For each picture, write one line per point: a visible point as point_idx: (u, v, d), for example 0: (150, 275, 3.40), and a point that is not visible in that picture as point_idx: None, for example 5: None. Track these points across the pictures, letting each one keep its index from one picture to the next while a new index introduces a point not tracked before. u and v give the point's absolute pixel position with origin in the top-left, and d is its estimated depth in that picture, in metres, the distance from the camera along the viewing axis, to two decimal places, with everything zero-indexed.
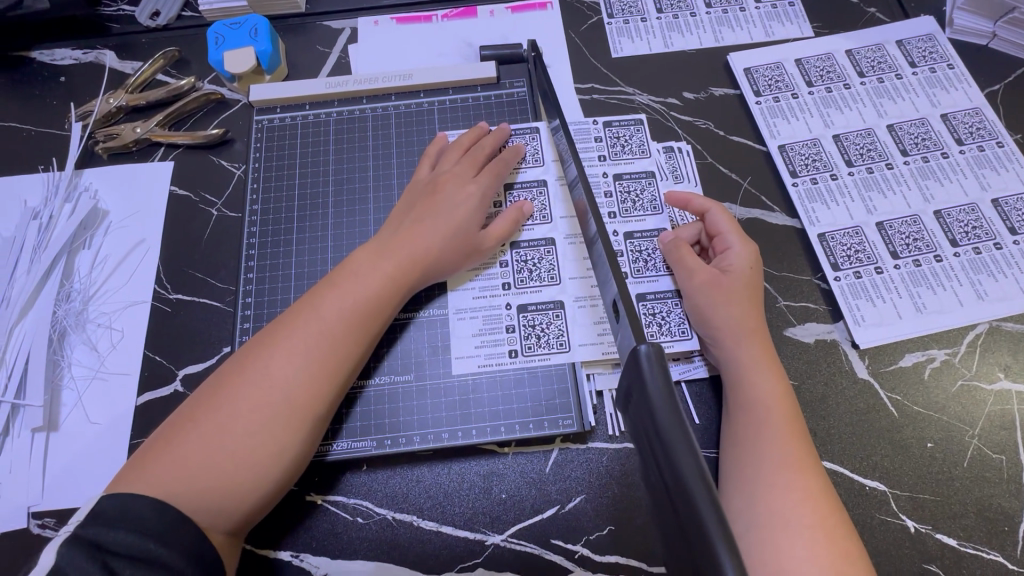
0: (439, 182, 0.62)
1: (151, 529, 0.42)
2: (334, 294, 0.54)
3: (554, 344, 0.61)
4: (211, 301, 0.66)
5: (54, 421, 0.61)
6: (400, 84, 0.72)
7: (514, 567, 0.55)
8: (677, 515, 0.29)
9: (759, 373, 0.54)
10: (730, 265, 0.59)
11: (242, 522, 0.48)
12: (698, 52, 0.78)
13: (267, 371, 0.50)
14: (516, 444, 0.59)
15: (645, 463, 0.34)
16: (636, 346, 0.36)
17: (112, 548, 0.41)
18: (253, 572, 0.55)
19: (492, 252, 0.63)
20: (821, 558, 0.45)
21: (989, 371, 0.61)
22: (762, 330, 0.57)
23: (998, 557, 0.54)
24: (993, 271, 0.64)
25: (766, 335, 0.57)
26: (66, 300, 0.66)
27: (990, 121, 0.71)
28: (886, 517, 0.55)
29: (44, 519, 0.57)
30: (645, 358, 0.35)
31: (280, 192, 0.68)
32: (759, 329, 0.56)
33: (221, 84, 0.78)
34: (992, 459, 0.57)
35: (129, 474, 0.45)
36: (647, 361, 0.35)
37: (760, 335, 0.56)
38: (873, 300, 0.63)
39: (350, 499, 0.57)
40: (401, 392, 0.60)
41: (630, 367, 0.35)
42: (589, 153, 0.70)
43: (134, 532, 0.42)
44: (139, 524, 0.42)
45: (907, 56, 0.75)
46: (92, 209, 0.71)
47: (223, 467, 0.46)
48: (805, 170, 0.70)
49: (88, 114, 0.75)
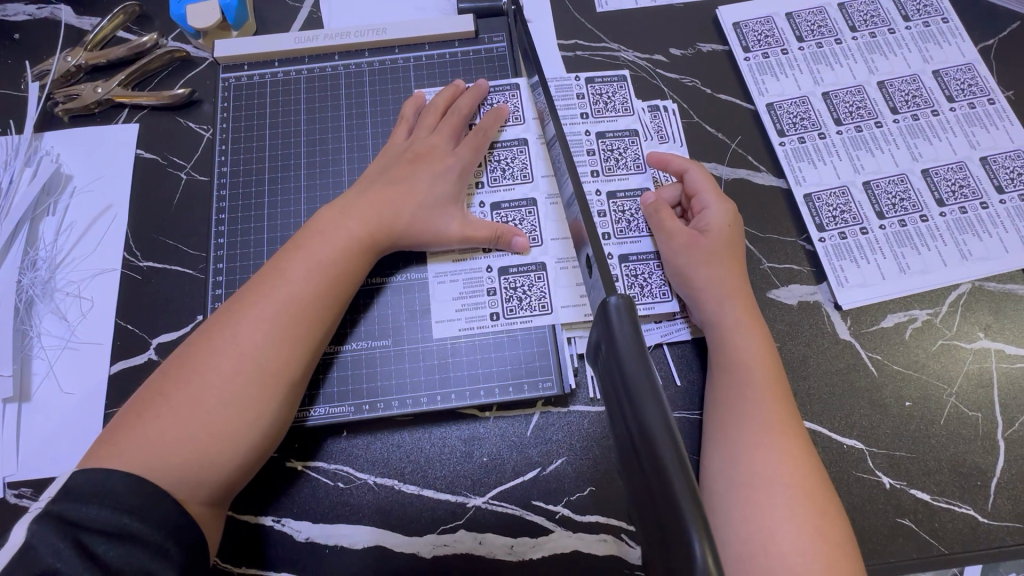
0: (417, 152, 0.60)
1: (126, 503, 0.41)
2: (301, 256, 0.52)
3: (535, 307, 0.60)
4: (183, 268, 0.64)
5: (26, 391, 0.60)
6: (374, 40, 0.68)
7: (496, 528, 0.55)
8: (644, 475, 0.29)
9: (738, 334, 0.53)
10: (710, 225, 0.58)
11: (222, 492, 0.47)
12: (686, 6, 0.75)
13: (237, 339, 0.48)
14: (498, 408, 0.59)
15: (613, 416, 0.34)
16: (605, 298, 0.36)
17: (87, 523, 0.40)
18: (236, 538, 0.55)
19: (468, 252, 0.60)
20: (800, 516, 0.45)
21: (970, 330, 0.61)
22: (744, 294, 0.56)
23: (969, 510, 0.55)
24: (978, 231, 0.63)
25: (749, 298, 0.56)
26: (31, 269, 0.64)
27: (983, 77, 0.69)
28: (862, 474, 0.56)
29: (21, 489, 0.57)
30: (615, 309, 0.34)
31: (250, 154, 0.65)
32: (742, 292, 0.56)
33: (186, 40, 0.74)
34: (969, 416, 0.58)
35: (100, 452, 0.44)
36: (616, 313, 0.35)
37: (741, 298, 0.55)
38: (857, 261, 0.62)
39: (331, 464, 0.57)
40: (379, 356, 0.59)
41: (600, 320, 0.35)
42: (571, 110, 0.68)
43: (109, 508, 0.41)
44: (115, 499, 0.41)
45: (901, 9, 0.73)
46: (55, 174, 0.68)
47: (200, 438, 0.45)
48: (793, 129, 0.68)
49: (45, 73, 0.71)
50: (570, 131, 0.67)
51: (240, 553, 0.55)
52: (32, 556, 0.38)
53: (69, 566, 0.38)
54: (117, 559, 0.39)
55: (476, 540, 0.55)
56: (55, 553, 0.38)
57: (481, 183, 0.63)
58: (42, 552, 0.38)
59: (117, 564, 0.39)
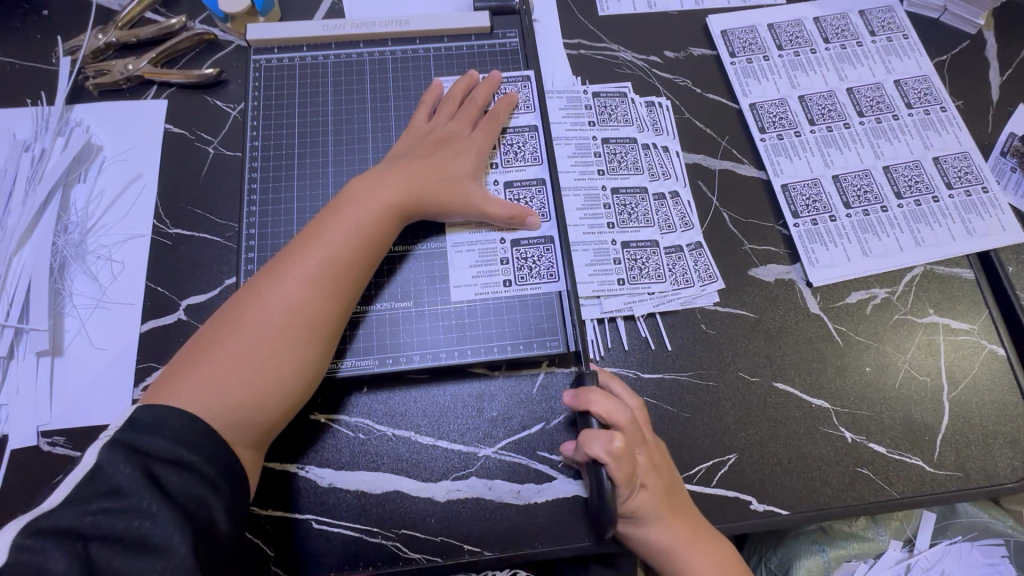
0: (438, 136, 0.66)
1: (183, 437, 0.47)
2: (337, 223, 0.58)
3: (544, 275, 0.66)
4: (211, 236, 0.68)
5: (58, 346, 0.64)
6: (397, 30, 0.74)
7: (504, 476, 0.61)
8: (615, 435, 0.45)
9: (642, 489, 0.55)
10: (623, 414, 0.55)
11: (262, 434, 0.53)
12: (679, 14, 0.82)
13: (283, 295, 0.54)
14: (507, 367, 0.64)
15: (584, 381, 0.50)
16: None
17: (151, 452, 0.46)
18: (265, 484, 0.59)
19: (489, 226, 0.67)
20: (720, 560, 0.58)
21: (922, 307, 0.69)
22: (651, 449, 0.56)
23: (918, 461, 0.63)
24: (930, 221, 0.72)
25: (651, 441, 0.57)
26: (64, 232, 0.67)
27: (937, 88, 0.78)
28: (828, 430, 0.64)
29: (54, 437, 0.60)
30: None
31: (280, 131, 0.70)
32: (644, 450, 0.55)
33: (214, 24, 0.78)
34: (919, 380, 0.66)
35: (161, 392, 0.50)
36: None
37: (645, 456, 0.55)
38: (827, 245, 0.70)
39: (352, 417, 0.62)
40: (401, 316, 0.64)
41: None
42: (579, 119, 0.74)
43: (170, 440, 0.47)
44: (174, 433, 0.47)
45: (868, 25, 0.81)
46: (85, 144, 0.71)
47: (253, 384, 0.51)
48: (773, 127, 0.76)
49: (76, 49, 0.75)
50: (578, 135, 0.73)
51: (268, 498, 0.59)
52: (101, 475, 0.44)
53: (134, 486, 0.43)
54: (176, 482, 0.45)
55: (485, 486, 0.60)
56: (122, 473, 0.44)
57: (496, 164, 0.69)
58: (111, 473, 0.44)
59: (175, 488, 0.45)
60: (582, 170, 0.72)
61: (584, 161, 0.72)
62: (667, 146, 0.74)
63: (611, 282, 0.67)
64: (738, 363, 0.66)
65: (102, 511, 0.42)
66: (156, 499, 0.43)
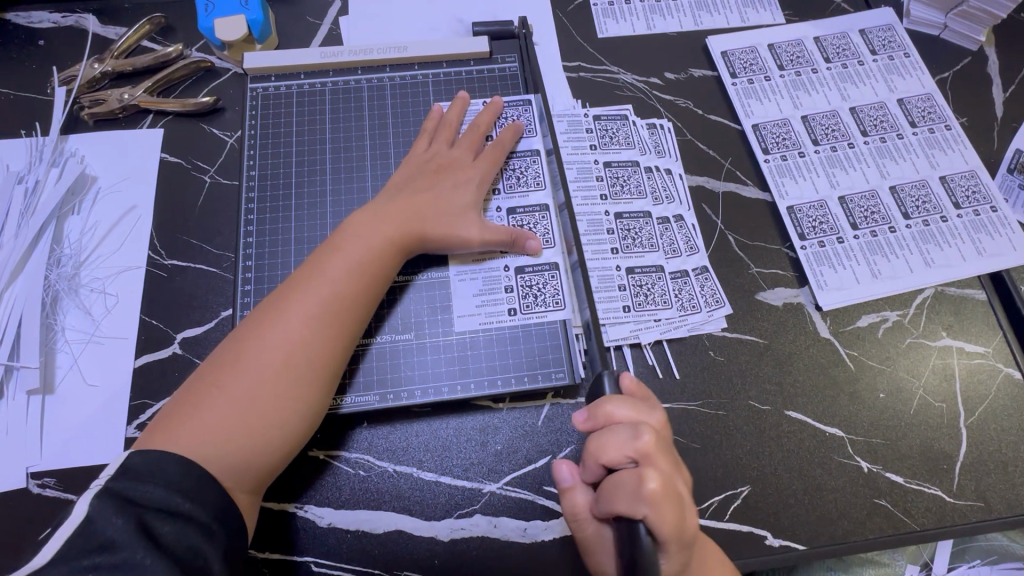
0: (439, 163, 0.65)
1: (178, 486, 0.45)
2: (339, 259, 0.56)
3: (549, 302, 0.64)
4: (208, 267, 0.67)
5: (49, 384, 0.62)
6: (396, 56, 0.73)
7: (510, 513, 0.58)
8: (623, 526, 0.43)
9: (671, 550, 0.44)
10: (626, 444, 0.46)
11: (260, 478, 0.51)
12: (679, 34, 0.82)
13: (284, 334, 0.52)
14: (511, 399, 0.63)
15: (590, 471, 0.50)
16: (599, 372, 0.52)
17: (144, 503, 0.44)
18: (263, 526, 0.57)
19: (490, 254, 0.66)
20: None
21: (935, 330, 0.67)
22: (667, 469, 0.46)
23: (937, 491, 0.61)
24: (940, 241, 0.70)
25: (666, 459, 0.47)
26: (56, 265, 0.66)
27: (941, 106, 0.77)
28: (842, 459, 0.62)
29: (44, 479, 0.58)
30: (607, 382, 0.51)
31: (277, 158, 0.69)
32: (656, 471, 0.44)
33: (210, 52, 0.77)
34: (935, 406, 0.64)
35: (157, 438, 0.48)
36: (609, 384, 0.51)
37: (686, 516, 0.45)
38: (835, 267, 0.69)
39: (353, 454, 0.60)
40: (402, 348, 0.62)
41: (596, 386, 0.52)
42: (580, 142, 0.73)
43: (164, 489, 0.45)
44: (167, 482, 0.45)
45: (868, 43, 0.81)
46: (80, 174, 0.70)
47: (252, 428, 0.50)
48: (776, 148, 0.75)
49: (71, 79, 0.74)
50: (579, 159, 0.72)
51: (267, 539, 0.57)
52: (92, 530, 0.42)
53: (126, 540, 0.41)
54: (170, 533, 0.43)
55: (490, 524, 0.58)
56: (114, 527, 0.42)
57: (498, 190, 0.68)
58: (102, 526, 0.42)
59: (169, 541, 0.43)
60: (584, 194, 0.71)
61: (586, 185, 0.71)
62: (670, 168, 0.73)
63: (616, 308, 0.65)
64: (748, 392, 0.64)
65: (91, 569, 0.40)
66: (150, 553, 0.41)
